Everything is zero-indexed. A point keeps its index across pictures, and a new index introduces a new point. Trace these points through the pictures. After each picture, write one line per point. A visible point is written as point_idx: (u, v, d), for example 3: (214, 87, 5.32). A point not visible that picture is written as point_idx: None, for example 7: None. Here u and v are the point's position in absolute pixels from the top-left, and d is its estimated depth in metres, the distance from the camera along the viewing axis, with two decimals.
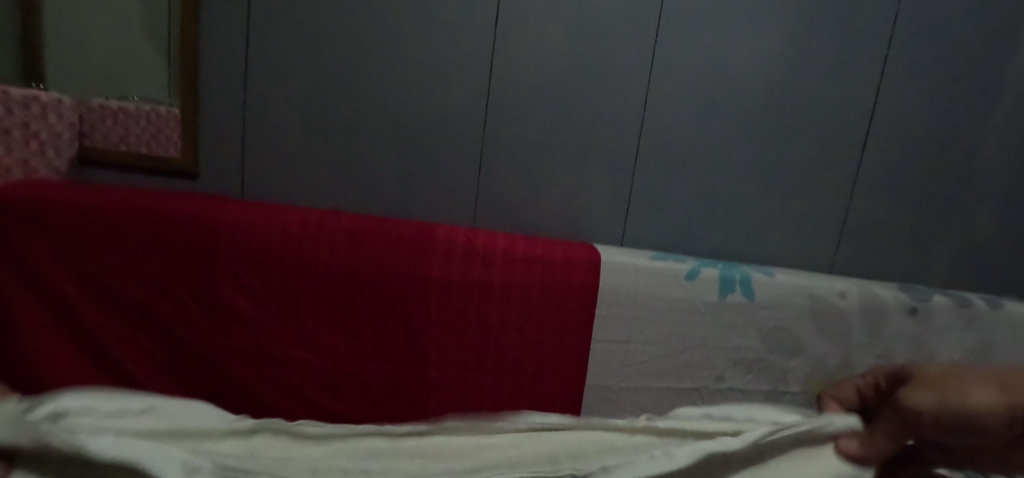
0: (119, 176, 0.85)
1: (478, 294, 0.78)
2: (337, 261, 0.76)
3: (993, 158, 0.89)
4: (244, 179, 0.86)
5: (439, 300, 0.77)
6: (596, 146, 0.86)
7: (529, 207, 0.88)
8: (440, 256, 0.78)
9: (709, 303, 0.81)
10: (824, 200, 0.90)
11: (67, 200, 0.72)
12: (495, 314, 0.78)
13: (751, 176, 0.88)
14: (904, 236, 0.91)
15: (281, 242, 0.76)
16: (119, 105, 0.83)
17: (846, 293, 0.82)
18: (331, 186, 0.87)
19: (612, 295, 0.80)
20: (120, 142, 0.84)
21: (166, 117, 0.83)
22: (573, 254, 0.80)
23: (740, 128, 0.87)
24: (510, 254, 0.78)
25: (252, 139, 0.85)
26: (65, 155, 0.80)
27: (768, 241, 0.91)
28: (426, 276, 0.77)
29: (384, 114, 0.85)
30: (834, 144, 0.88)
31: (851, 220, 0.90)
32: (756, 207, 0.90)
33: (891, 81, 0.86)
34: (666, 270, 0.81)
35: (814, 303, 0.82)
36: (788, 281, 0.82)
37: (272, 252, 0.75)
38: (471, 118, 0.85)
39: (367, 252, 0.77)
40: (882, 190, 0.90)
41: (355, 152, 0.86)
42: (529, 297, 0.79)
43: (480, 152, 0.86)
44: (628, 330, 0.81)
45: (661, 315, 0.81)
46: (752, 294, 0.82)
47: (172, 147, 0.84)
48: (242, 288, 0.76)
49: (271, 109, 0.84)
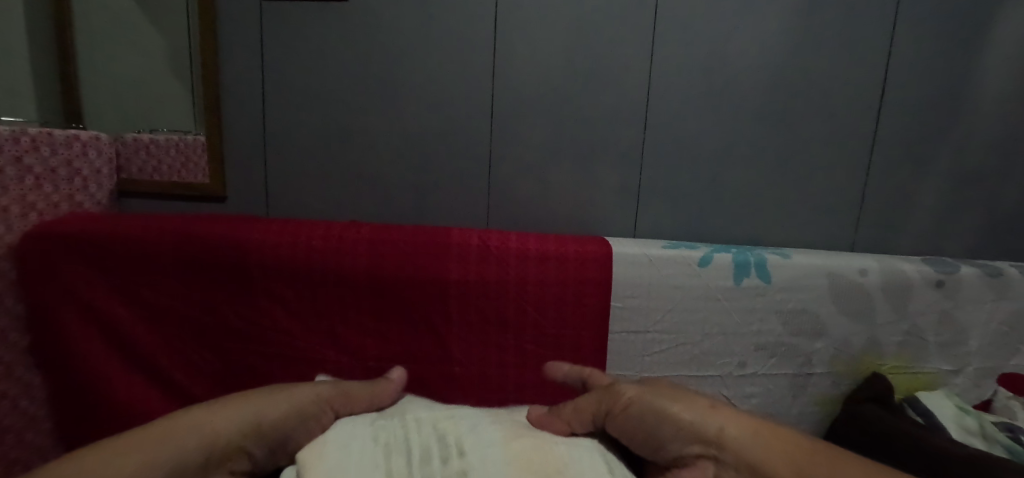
0: (153, 204, 0.90)
1: (495, 295, 0.83)
2: (361, 268, 0.82)
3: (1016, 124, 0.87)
4: (269, 200, 0.89)
5: (459, 300, 0.83)
6: (603, 144, 0.87)
7: (541, 208, 0.90)
8: (456, 259, 0.83)
9: (724, 288, 0.82)
10: (841, 176, 0.88)
11: (120, 231, 0.79)
12: (511, 311, 0.83)
13: (763, 159, 0.88)
14: (927, 208, 0.89)
15: (305, 257, 0.81)
16: (149, 137, 0.89)
17: (867, 270, 0.81)
18: (347, 201, 0.90)
19: (627, 287, 0.83)
20: (153, 173, 0.89)
21: (194, 145, 0.88)
22: (585, 249, 0.83)
23: (748, 114, 0.86)
24: (523, 253, 0.83)
25: (273, 160, 0.88)
26: (106, 188, 0.87)
27: (785, 223, 0.90)
28: (443, 279, 0.83)
29: (394, 127, 0.87)
30: (846, 120, 0.86)
31: (869, 196, 0.88)
32: (767, 188, 0.88)
33: (901, 52, 0.84)
34: (680, 259, 0.83)
35: (834, 283, 0.81)
36: (805, 261, 0.82)
37: (299, 266, 0.81)
38: (477, 127, 0.87)
39: (385, 258, 0.82)
40: (901, 163, 0.87)
41: (369, 169, 0.89)
42: (544, 294, 0.83)
43: (489, 160, 0.88)
44: (645, 320, 0.84)
45: (677, 304, 0.83)
46: (768, 277, 0.82)
47: (201, 173, 0.88)
48: (277, 300, 0.82)
49: (288, 132, 0.87)
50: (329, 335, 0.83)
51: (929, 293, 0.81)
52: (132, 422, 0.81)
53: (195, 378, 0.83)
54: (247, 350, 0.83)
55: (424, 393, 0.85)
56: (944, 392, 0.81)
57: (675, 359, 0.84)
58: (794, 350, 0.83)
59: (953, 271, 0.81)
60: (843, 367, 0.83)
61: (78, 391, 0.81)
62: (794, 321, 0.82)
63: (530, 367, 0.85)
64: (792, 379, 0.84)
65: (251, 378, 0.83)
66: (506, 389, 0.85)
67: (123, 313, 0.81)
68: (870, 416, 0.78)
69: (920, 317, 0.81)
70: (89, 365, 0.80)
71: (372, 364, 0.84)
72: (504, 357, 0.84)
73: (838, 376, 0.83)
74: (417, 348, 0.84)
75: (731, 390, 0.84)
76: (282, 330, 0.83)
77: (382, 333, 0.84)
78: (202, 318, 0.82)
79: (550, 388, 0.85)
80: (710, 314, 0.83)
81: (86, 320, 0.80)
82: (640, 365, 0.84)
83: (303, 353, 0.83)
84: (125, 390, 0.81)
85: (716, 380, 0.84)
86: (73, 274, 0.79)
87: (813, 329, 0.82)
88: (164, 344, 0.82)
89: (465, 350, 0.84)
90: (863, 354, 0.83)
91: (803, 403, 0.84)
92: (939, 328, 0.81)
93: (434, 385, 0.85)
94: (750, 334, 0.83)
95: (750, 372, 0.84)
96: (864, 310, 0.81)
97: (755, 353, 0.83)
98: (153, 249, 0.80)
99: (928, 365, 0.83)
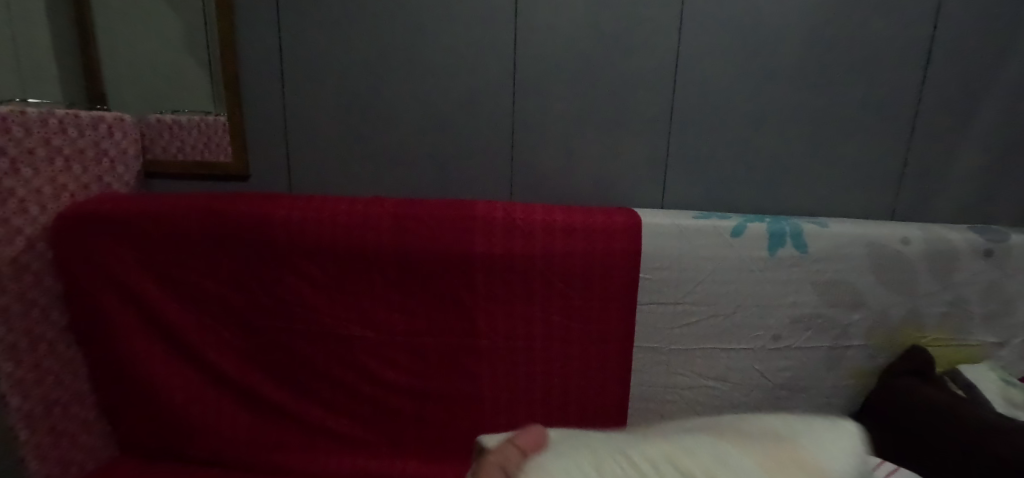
0: (178, 185, 0.90)
1: (522, 269, 0.82)
2: (386, 244, 0.82)
3: None
4: (291, 178, 0.89)
5: (485, 274, 0.82)
6: (629, 113, 0.84)
7: (566, 180, 0.87)
8: (481, 232, 0.82)
9: (758, 258, 0.80)
10: (883, 141, 0.83)
11: (151, 210, 0.81)
12: (539, 284, 0.82)
13: (800, 124, 0.83)
14: (974, 172, 0.84)
15: (331, 234, 0.81)
16: (172, 118, 0.88)
17: (910, 238, 0.77)
18: (370, 177, 0.89)
19: (656, 258, 0.81)
20: (177, 153, 0.89)
21: (215, 125, 0.87)
22: (613, 220, 0.82)
23: (784, 76, 0.82)
24: (550, 225, 0.81)
25: (294, 138, 0.87)
26: (133, 169, 0.87)
27: (821, 191, 0.86)
28: (470, 253, 0.82)
29: (416, 101, 0.86)
30: (888, 81, 0.81)
31: (912, 161, 0.84)
32: (804, 155, 0.84)
33: (951, 5, 0.79)
34: (711, 229, 0.80)
35: (874, 252, 0.78)
36: (844, 230, 0.79)
37: (326, 243, 0.82)
38: (499, 98, 0.85)
39: (411, 233, 0.82)
40: (948, 125, 0.83)
41: (390, 144, 0.87)
42: (571, 266, 0.82)
43: (512, 132, 0.86)
44: (675, 292, 0.82)
45: (709, 275, 0.81)
46: (805, 246, 0.79)
47: (224, 153, 0.88)
48: (304, 277, 0.83)
49: (307, 109, 0.86)
50: (356, 312, 0.84)
51: (976, 262, 0.77)
52: (171, 396, 0.84)
53: (227, 354, 0.85)
54: (276, 327, 0.84)
55: (451, 368, 0.85)
56: (988, 364, 0.78)
57: (705, 330, 0.82)
58: (830, 322, 0.80)
59: (1003, 239, 0.77)
60: (881, 339, 0.80)
61: (117, 366, 0.83)
62: (831, 292, 0.79)
63: (558, 341, 0.84)
64: (827, 351, 0.81)
65: (282, 354, 0.85)
66: (534, 365, 0.85)
67: (157, 291, 0.83)
68: (913, 391, 0.75)
69: (966, 287, 0.78)
70: (125, 342, 0.82)
71: (399, 340, 0.84)
72: (531, 331, 0.84)
73: (875, 349, 0.81)
74: (444, 323, 0.84)
75: (763, 363, 0.82)
76: (310, 307, 0.84)
77: (408, 308, 0.84)
78: (232, 296, 0.83)
79: (577, 363, 0.84)
80: (743, 286, 0.81)
81: (121, 299, 0.82)
82: (669, 337, 0.83)
83: (331, 330, 0.84)
84: (161, 366, 0.84)
85: (747, 352, 0.82)
86: (108, 254, 0.81)
87: (850, 300, 0.80)
88: (197, 320, 0.84)
89: (492, 325, 0.84)
90: (902, 325, 0.80)
91: (837, 376, 0.82)
92: (986, 299, 0.78)
93: (461, 360, 0.85)
94: (784, 306, 0.81)
95: (783, 344, 0.82)
96: (906, 280, 0.78)
97: (789, 325, 0.81)
98: (184, 228, 0.81)
99: (971, 336, 0.79)
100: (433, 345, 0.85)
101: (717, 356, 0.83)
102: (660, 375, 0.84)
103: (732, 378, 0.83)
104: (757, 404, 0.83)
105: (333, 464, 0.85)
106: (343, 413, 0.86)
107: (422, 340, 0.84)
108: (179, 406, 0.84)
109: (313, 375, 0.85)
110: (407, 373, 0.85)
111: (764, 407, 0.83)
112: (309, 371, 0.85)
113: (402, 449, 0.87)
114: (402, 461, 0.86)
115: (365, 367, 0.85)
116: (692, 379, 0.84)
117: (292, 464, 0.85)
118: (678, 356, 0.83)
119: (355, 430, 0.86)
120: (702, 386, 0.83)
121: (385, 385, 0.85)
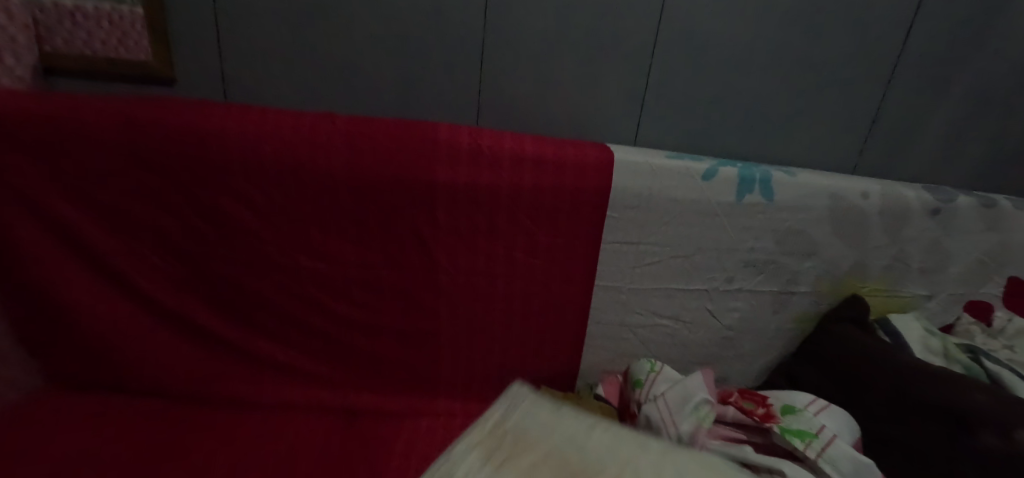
0: (88, 85, 0.76)
1: (486, 203, 0.78)
2: (340, 169, 0.74)
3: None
4: (226, 86, 0.78)
5: (448, 207, 0.78)
6: (610, 42, 0.78)
7: (537, 110, 0.82)
8: (445, 162, 0.76)
9: (724, 203, 0.80)
10: (859, 92, 0.82)
11: (58, 118, 0.69)
12: (504, 221, 0.79)
13: (782, 68, 0.80)
14: (935, 130, 0.86)
15: (278, 160, 0.73)
16: (73, 2, 0.72)
17: (869, 194, 0.79)
18: (320, 91, 0.79)
19: (625, 196, 0.79)
20: (83, 47, 0.74)
21: (130, 17, 0.73)
22: (583, 155, 0.78)
23: (775, 15, 0.77)
24: (519, 158, 0.77)
25: (228, 40, 0.75)
26: (26, 62, 0.72)
27: (792, 138, 0.85)
28: (432, 183, 0.77)
29: (373, 7, 0.75)
30: (875, 30, 0.78)
31: (881, 115, 0.84)
32: (781, 102, 0.82)
33: None
34: (684, 170, 0.79)
35: (834, 204, 0.80)
36: (810, 181, 0.79)
37: (272, 168, 0.74)
38: (469, 12, 0.75)
39: (368, 159, 0.75)
40: (921, 81, 0.82)
41: (343, 55, 0.77)
42: (538, 203, 0.79)
43: (481, 51, 0.78)
44: (640, 233, 0.81)
45: (675, 217, 0.81)
46: (771, 194, 0.80)
47: (143, 51, 0.74)
48: (246, 202, 0.75)
49: (244, 6, 0.73)
50: (305, 240, 0.78)
51: (924, 220, 0.80)
52: (100, 324, 0.77)
53: (160, 282, 0.78)
54: (214, 254, 0.77)
55: (409, 302, 0.82)
56: (914, 314, 0.85)
57: (665, 272, 0.83)
58: (782, 268, 0.83)
59: (951, 200, 0.80)
60: (826, 286, 0.84)
61: (32, 292, 0.75)
62: (787, 241, 0.81)
63: (519, 277, 0.83)
64: (774, 295, 0.85)
65: (224, 283, 0.79)
66: (495, 302, 0.83)
67: (72, 210, 0.73)
68: (845, 336, 0.82)
69: (910, 243, 0.82)
70: (39, 265, 0.73)
71: (353, 272, 0.80)
72: (493, 268, 0.82)
73: (819, 295, 0.85)
74: (402, 255, 0.80)
75: (715, 304, 0.85)
76: (253, 234, 0.77)
77: (363, 240, 0.79)
78: (163, 219, 0.75)
79: (537, 300, 0.84)
80: (706, 229, 0.81)
81: (31, 218, 0.72)
82: (629, 277, 0.83)
83: (278, 259, 0.78)
84: (84, 293, 0.76)
85: (702, 293, 0.84)
86: (10, 166, 0.69)
87: (804, 249, 0.82)
88: (123, 244, 0.75)
89: (453, 260, 0.81)
90: (847, 275, 0.84)
91: (782, 318, 0.86)
92: (925, 255, 0.82)
93: (419, 293, 0.82)
94: (741, 251, 0.82)
95: (735, 287, 0.84)
96: (858, 232, 0.81)
97: (744, 270, 0.83)
98: (102, 141, 0.70)
99: (906, 288, 0.85)
100: (390, 277, 0.81)
101: (672, 296, 0.85)
102: (618, 312, 0.85)
103: (683, 317, 0.86)
104: (704, 341, 0.87)
105: (284, 394, 0.83)
106: (294, 345, 0.83)
107: (377, 271, 0.80)
108: (110, 334, 0.78)
109: (260, 306, 0.80)
110: (362, 305, 0.82)
111: (711, 344, 0.87)
112: (255, 301, 0.80)
113: (355, 380, 0.86)
114: (356, 391, 0.86)
115: (316, 298, 0.81)
116: (647, 317, 0.86)
117: (238, 395, 0.82)
118: (636, 295, 0.84)
119: (304, 361, 0.84)
120: (655, 323, 0.86)
121: (338, 315, 0.82)
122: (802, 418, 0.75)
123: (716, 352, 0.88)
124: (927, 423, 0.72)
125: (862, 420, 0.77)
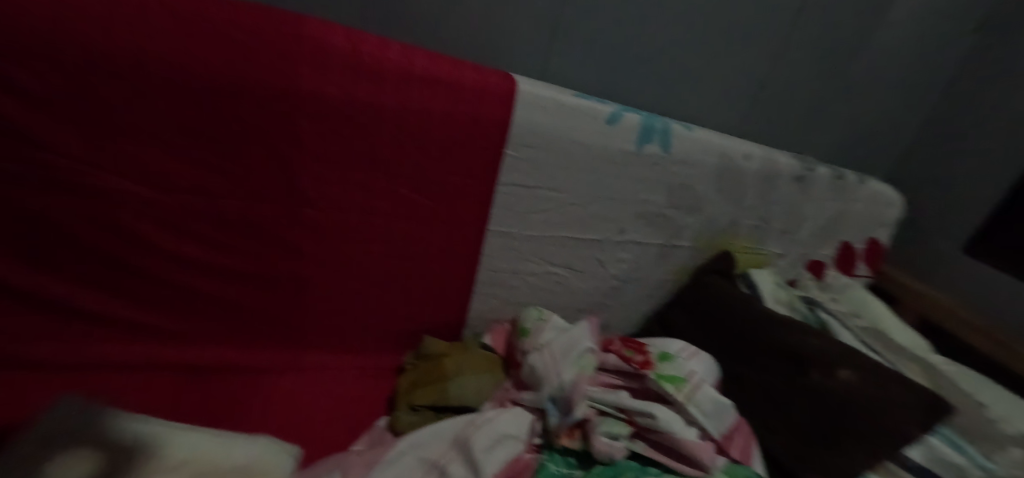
0: None
1: (358, 124, 0.64)
2: (162, 63, 0.53)
3: (880, 33, 0.95)
4: None
5: (315, 126, 0.62)
6: None
7: (438, 20, 0.66)
8: (312, 68, 0.59)
9: (625, 150, 0.78)
10: (747, 56, 0.86)
11: None
12: (395, 153, 0.67)
13: (691, 20, 0.79)
14: (794, 99, 0.95)
15: (76, 45, 0.50)
16: None
17: (750, 155, 0.83)
18: None
19: (525, 134, 0.72)
20: None
21: None
22: (485, 80, 0.68)
23: None
24: (405, 74, 0.63)
25: None
26: None
27: (687, 94, 0.86)
28: (295, 94, 0.59)
29: None
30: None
31: (761, 82, 0.90)
32: (684, 56, 0.82)
33: None
34: (587, 110, 0.74)
35: (721, 162, 0.82)
36: (704, 137, 0.81)
37: (64, 56, 0.50)
38: None
39: (210, 57, 0.54)
40: (795, 51, 0.89)
41: None
42: (437, 134, 0.68)
43: None
44: (540, 175, 0.76)
45: (576, 160, 0.76)
46: (668, 146, 0.79)
47: None
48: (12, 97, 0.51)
49: None
50: (119, 157, 0.57)
51: (789, 184, 0.87)
52: None
53: None
54: None
55: (274, 242, 0.68)
56: (769, 269, 0.93)
57: (561, 219, 0.80)
58: (668, 221, 0.85)
59: (812, 168, 0.88)
60: (704, 242, 0.88)
61: None
62: (677, 195, 0.83)
63: (411, 218, 0.73)
64: (658, 248, 0.87)
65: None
66: (380, 244, 0.73)
67: None
68: (715, 287, 0.87)
69: (775, 204, 0.89)
70: None
71: (191, 202, 0.62)
72: (374, 206, 0.70)
73: (697, 251, 0.89)
74: (259, 184, 0.63)
75: (605, 253, 0.84)
76: (30, 144, 0.53)
77: (206, 162, 0.60)
78: None
79: (428, 243, 0.75)
80: (604, 176, 0.79)
81: None
82: (525, 222, 0.79)
83: (77, 180, 0.57)
84: None
85: (593, 242, 0.83)
86: None
87: (689, 204, 0.84)
88: None
89: (325, 192, 0.67)
90: (722, 232, 0.88)
91: (663, 270, 0.89)
92: (785, 216, 0.90)
93: (283, 231, 0.67)
94: (635, 203, 0.82)
95: (625, 237, 0.84)
96: (737, 190, 0.85)
97: (635, 220, 0.83)
98: None
99: (766, 246, 0.93)
100: (246, 210, 0.64)
101: (565, 244, 0.82)
102: (511, 260, 0.81)
103: (572, 265, 0.84)
104: (591, 290, 0.87)
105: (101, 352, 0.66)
106: (112, 292, 0.64)
107: (227, 203, 0.63)
108: None
109: (55, 240, 0.59)
110: (209, 243, 0.65)
111: (597, 293, 0.88)
112: (46, 233, 0.58)
113: (200, 331, 0.70)
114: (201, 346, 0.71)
115: (140, 232, 0.62)
116: (539, 265, 0.82)
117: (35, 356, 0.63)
118: (531, 243, 0.80)
119: (127, 313, 0.66)
120: (546, 271, 0.83)
121: (174, 255, 0.64)
122: (675, 364, 0.79)
123: (601, 302, 0.89)
124: (776, 366, 0.80)
125: (724, 363, 0.83)
